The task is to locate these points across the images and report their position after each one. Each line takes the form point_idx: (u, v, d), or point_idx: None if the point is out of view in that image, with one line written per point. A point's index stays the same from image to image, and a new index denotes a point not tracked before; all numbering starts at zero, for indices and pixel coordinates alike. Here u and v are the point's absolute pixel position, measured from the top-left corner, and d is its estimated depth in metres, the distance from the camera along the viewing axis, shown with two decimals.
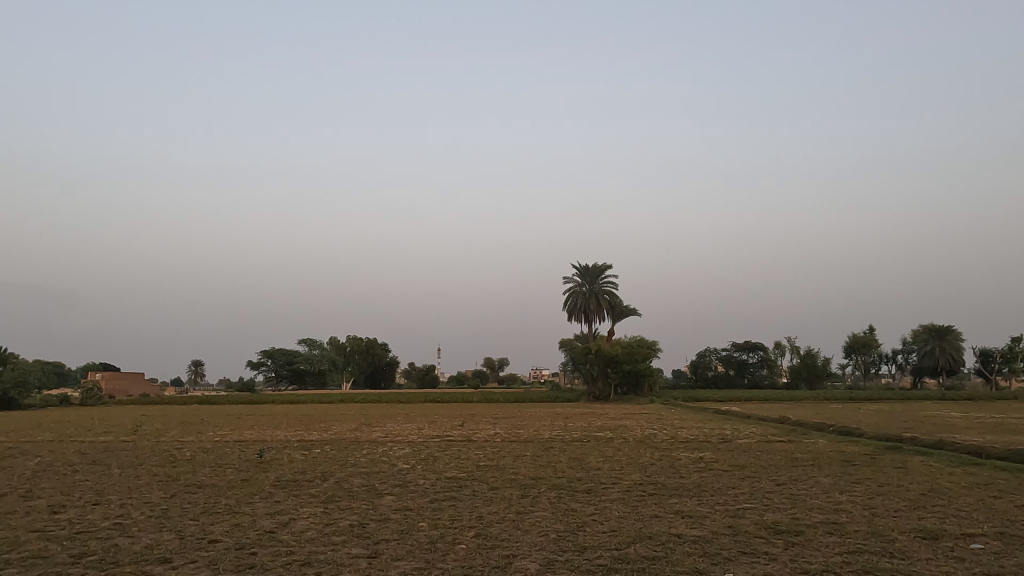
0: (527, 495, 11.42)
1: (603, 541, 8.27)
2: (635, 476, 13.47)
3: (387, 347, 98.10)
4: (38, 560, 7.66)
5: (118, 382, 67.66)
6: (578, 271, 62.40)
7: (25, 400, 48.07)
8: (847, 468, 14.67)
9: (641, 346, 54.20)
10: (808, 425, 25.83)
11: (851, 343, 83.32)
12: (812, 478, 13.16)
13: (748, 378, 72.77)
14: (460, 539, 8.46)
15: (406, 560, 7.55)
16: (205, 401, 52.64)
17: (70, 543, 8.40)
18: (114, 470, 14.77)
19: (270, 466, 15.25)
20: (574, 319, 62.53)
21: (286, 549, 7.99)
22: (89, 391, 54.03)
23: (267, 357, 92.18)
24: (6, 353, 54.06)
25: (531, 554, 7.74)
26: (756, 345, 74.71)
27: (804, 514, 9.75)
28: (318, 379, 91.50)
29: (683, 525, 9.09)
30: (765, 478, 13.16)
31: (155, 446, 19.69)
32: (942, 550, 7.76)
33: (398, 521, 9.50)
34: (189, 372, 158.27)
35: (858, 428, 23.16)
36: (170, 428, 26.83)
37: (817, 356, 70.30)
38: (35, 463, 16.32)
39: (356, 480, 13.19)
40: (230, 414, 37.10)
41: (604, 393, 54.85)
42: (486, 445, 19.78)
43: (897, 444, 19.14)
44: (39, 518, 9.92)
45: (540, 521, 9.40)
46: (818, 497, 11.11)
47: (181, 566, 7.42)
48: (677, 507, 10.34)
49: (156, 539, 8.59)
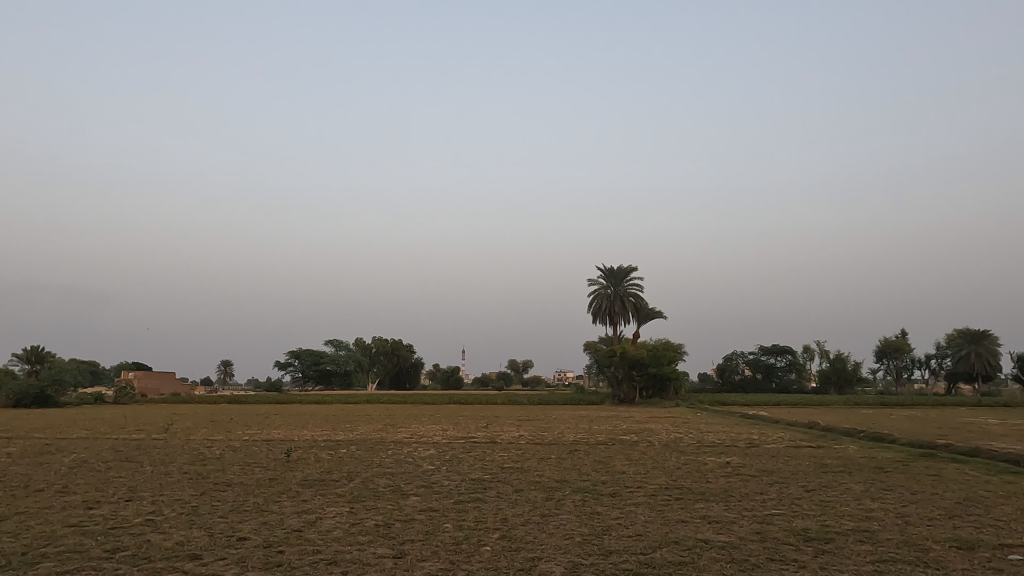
0: (552, 498, 11.41)
1: (628, 545, 8.24)
2: (661, 480, 13.37)
3: (412, 348, 98.63)
4: (74, 555, 7.86)
5: (151, 381, 69.02)
6: (603, 273, 62.14)
7: (61, 398, 49.29)
8: (879, 474, 14.39)
9: (668, 349, 53.77)
10: (839, 431, 25.34)
11: (883, 346, 81.80)
12: (842, 485, 12.91)
13: (777, 382, 71.84)
14: (486, 540, 8.52)
15: (431, 560, 7.59)
16: (235, 400, 53.25)
17: (105, 538, 8.61)
18: (147, 469, 15.01)
19: (299, 466, 15.41)
20: (599, 321, 62.26)
21: (313, 548, 8.08)
22: (124, 390, 55.42)
23: (294, 357, 94.09)
24: (44, 352, 55.51)
25: (555, 556, 7.75)
26: (785, 348, 74.28)
27: (834, 522, 9.59)
28: (344, 379, 92.55)
29: (710, 531, 9.00)
30: (794, 484, 12.98)
31: (185, 445, 19.98)
32: (976, 560, 7.58)
33: (424, 521, 9.57)
34: (218, 372, 160.88)
35: (890, 434, 22.78)
36: (201, 427, 27.26)
37: (847, 360, 68.90)
38: (71, 460, 16.63)
39: (381, 481, 13.26)
40: (256, 413, 37.38)
41: (629, 395, 54.67)
42: (510, 447, 19.81)
43: (931, 451, 18.67)
44: (75, 513, 10.18)
45: (564, 523, 9.40)
46: (848, 504, 10.93)
47: (211, 563, 7.55)
48: (703, 512, 10.23)
49: (187, 535, 8.78)
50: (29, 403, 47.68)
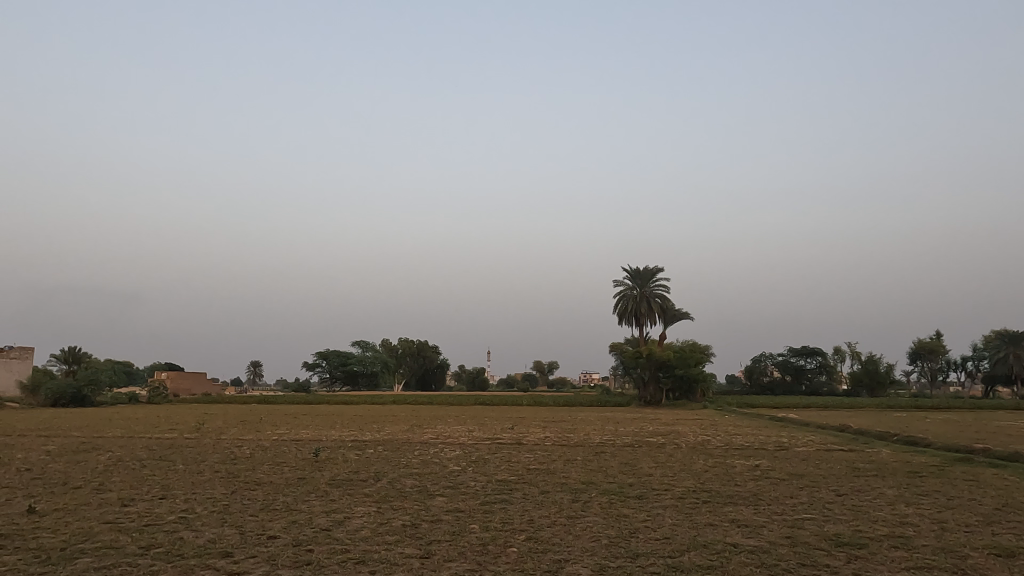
0: (579, 500, 11.36)
1: (656, 548, 8.17)
2: (688, 483, 13.24)
3: (438, 349, 99.48)
4: (110, 551, 8.04)
5: (183, 381, 70.40)
6: (628, 273, 61.79)
7: (97, 397, 50.43)
8: (913, 479, 14.05)
9: (695, 350, 53.30)
10: (871, 434, 24.85)
11: (917, 348, 80.09)
12: (875, 489, 12.64)
13: (806, 384, 70.70)
14: (512, 541, 8.51)
15: (458, 561, 7.60)
16: (264, 400, 53.94)
17: (140, 535, 8.80)
18: (180, 467, 15.30)
19: (326, 466, 15.56)
20: (625, 322, 61.92)
21: (342, 548, 8.15)
22: (157, 391, 56.53)
23: (322, 357, 95.16)
24: (80, 353, 56.97)
25: (582, 558, 7.72)
26: (815, 349, 73.18)
27: (867, 527, 9.39)
28: (371, 380, 92.98)
29: (739, 535, 8.88)
30: (825, 488, 12.75)
31: (217, 444, 20.34)
32: (1017, 569, 7.36)
33: (451, 522, 9.61)
34: (248, 372, 163.54)
35: (924, 438, 22.29)
36: (232, 427, 27.73)
37: (879, 362, 67.57)
38: (107, 458, 17.02)
39: (408, 482, 13.32)
40: (285, 414, 37.86)
41: (656, 397, 54.23)
42: (535, 448, 19.76)
43: (968, 456, 18.20)
44: (111, 510, 10.42)
45: (591, 526, 9.36)
46: (882, 509, 10.70)
47: (242, 560, 7.65)
48: (732, 516, 10.09)
49: (219, 533, 8.92)
50: (67, 402, 48.91)
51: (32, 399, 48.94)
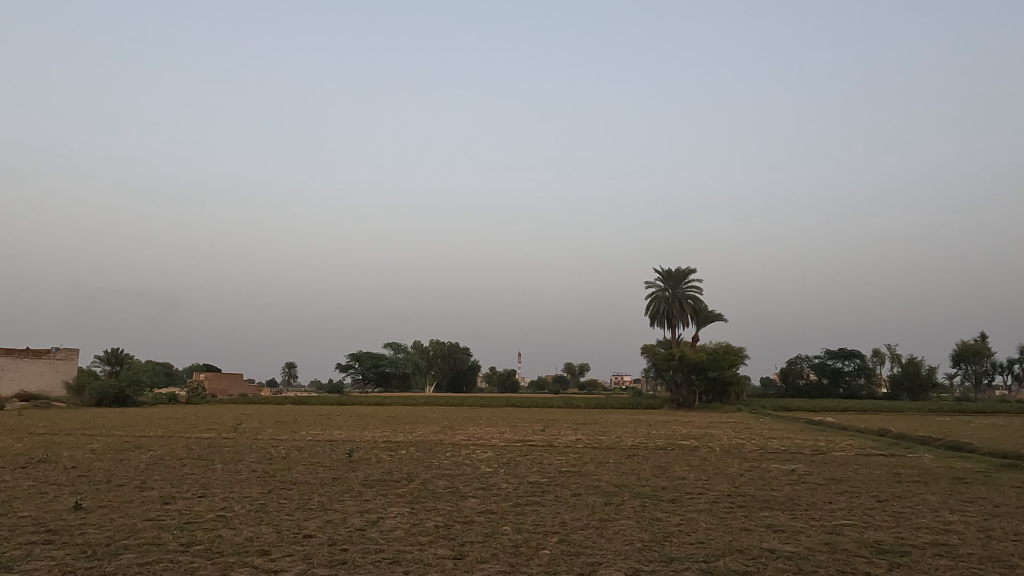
0: (611, 502, 11.29)
1: (690, 552, 8.07)
2: (722, 487, 13.03)
3: (468, 351, 100.58)
4: (152, 547, 8.25)
5: (220, 382, 71.92)
6: (660, 275, 61.24)
7: (138, 398, 51.76)
8: (958, 485, 13.63)
9: (728, 352, 52.62)
10: (912, 438, 24.20)
11: (960, 351, 77.82)
12: (917, 496, 12.28)
13: (844, 387, 69.12)
14: (546, 544, 8.48)
15: (490, 562, 7.63)
16: (298, 402, 54.74)
17: (181, 532, 9.02)
18: (218, 466, 15.65)
19: (359, 466, 15.78)
20: (657, 324, 61.40)
21: (376, 547, 8.24)
22: (195, 391, 57.90)
23: (355, 359, 96.44)
24: (123, 355, 58.71)
25: (615, 562, 7.66)
26: (852, 352, 71.54)
27: (908, 534, 9.15)
28: (403, 382, 93.76)
29: (776, 540, 8.73)
30: (865, 494, 12.42)
31: (254, 444, 20.74)
32: None
33: (483, 523, 9.65)
34: (282, 373, 166.53)
35: (969, 443, 21.58)
36: (268, 427, 28.20)
37: (920, 365, 65.78)
38: (149, 457, 17.48)
39: (440, 483, 13.39)
40: (319, 414, 38.40)
41: (689, 400, 53.57)
42: (567, 450, 19.73)
43: (1016, 462, 17.54)
44: (152, 508, 10.69)
45: (623, 529, 9.30)
46: (925, 516, 10.41)
47: (279, 559, 7.78)
48: (768, 520, 9.93)
49: (256, 531, 9.09)
50: (110, 403, 50.37)
51: (77, 398, 50.49)
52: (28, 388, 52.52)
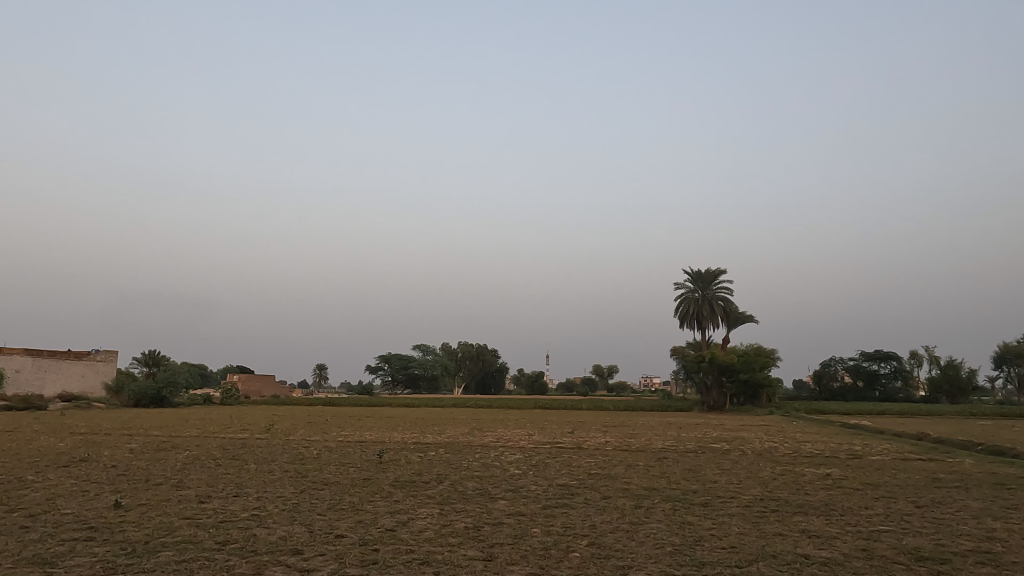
0: (640, 506, 11.20)
1: (722, 557, 7.97)
2: (755, 491, 12.83)
3: (496, 353, 100.72)
4: (189, 545, 8.44)
5: (253, 384, 73.15)
6: (690, 276, 60.60)
7: (174, 399, 52.86)
8: (1001, 491, 13.23)
9: (760, 354, 51.80)
10: (953, 443, 23.54)
11: (1002, 352, 75.54)
12: (958, 502, 11.93)
13: (880, 390, 67.56)
14: (575, 547, 8.46)
15: (520, 564, 7.62)
16: (329, 403, 55.42)
17: (217, 530, 9.20)
18: (251, 466, 15.91)
19: (389, 468, 15.92)
20: (686, 326, 60.80)
21: (407, 548, 8.31)
22: (229, 392, 58.97)
23: (384, 361, 97.31)
24: (159, 357, 60.13)
25: (646, 566, 7.60)
26: (889, 354, 69.95)
27: (950, 541, 8.91)
28: (432, 384, 94.32)
29: (811, 545, 8.56)
30: (903, 499, 12.12)
31: (287, 445, 21.09)
32: None
33: (512, 525, 9.64)
34: (313, 375, 168.64)
35: (1013, 447, 20.90)
36: (300, 428, 28.64)
37: (961, 367, 64.00)
38: (185, 457, 17.84)
39: (469, 484, 13.43)
40: (350, 416, 38.78)
41: (720, 403, 52.88)
42: (596, 453, 19.60)
43: None
44: (189, 506, 10.93)
45: (654, 532, 9.23)
46: (966, 522, 10.12)
47: (312, 558, 7.89)
48: (803, 525, 9.74)
49: (289, 531, 9.22)
50: (147, 403, 51.57)
51: (116, 399, 51.82)
52: (69, 389, 54.08)
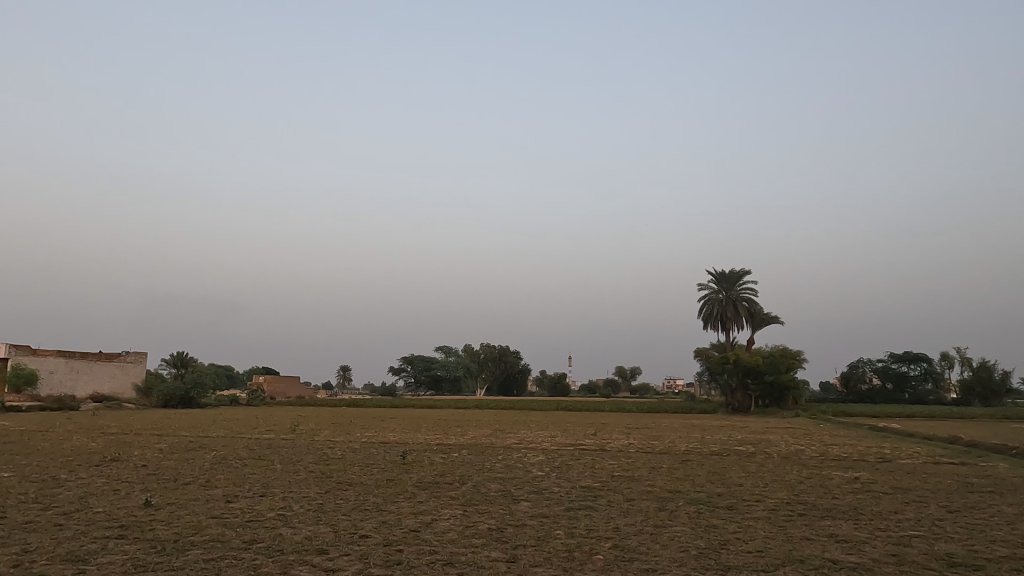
0: (664, 508, 11.13)
1: (748, 561, 7.87)
2: (781, 494, 12.66)
3: (519, 354, 100.72)
4: (217, 544, 8.57)
5: (278, 385, 73.98)
6: (714, 277, 60.06)
7: (201, 399, 53.67)
8: None
9: (785, 355, 51.14)
10: (986, 446, 22.97)
11: None
12: (991, 507, 11.65)
13: (910, 392, 66.18)
14: (598, 549, 8.43)
15: (544, 566, 7.61)
16: (352, 404, 55.91)
17: (244, 529, 9.33)
18: (277, 466, 16.11)
19: (412, 469, 15.99)
20: (710, 327, 60.28)
21: (430, 548, 8.35)
22: (255, 393, 59.74)
23: (407, 363, 97.92)
24: (187, 358, 61.15)
25: (671, 569, 7.54)
26: (919, 355, 68.58)
27: (983, 547, 8.71)
28: (454, 385, 94.66)
29: (839, 550, 8.42)
30: (934, 504, 11.86)
31: (311, 445, 21.33)
32: None
33: (536, 527, 9.63)
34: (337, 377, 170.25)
35: None
36: (325, 428, 28.92)
37: (993, 369, 62.49)
38: (212, 457, 18.11)
39: (491, 486, 13.44)
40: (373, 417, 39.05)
41: (744, 405, 52.31)
42: (619, 455, 19.47)
43: None
44: (217, 505, 11.10)
45: (678, 535, 9.16)
46: (1000, 528, 9.89)
47: (337, 558, 7.96)
48: (830, 530, 9.59)
49: (315, 531, 9.32)
50: (176, 403, 52.48)
51: (146, 399, 52.78)
52: (100, 390, 55.22)
